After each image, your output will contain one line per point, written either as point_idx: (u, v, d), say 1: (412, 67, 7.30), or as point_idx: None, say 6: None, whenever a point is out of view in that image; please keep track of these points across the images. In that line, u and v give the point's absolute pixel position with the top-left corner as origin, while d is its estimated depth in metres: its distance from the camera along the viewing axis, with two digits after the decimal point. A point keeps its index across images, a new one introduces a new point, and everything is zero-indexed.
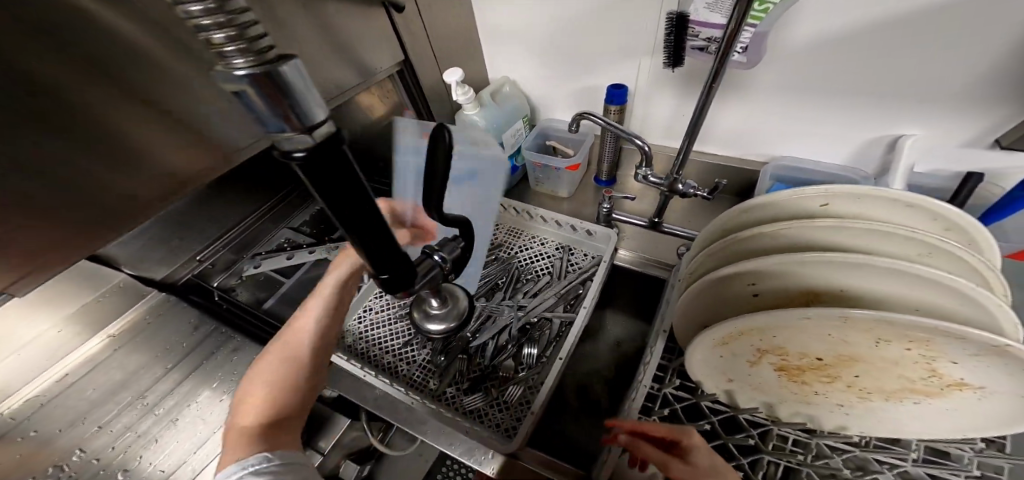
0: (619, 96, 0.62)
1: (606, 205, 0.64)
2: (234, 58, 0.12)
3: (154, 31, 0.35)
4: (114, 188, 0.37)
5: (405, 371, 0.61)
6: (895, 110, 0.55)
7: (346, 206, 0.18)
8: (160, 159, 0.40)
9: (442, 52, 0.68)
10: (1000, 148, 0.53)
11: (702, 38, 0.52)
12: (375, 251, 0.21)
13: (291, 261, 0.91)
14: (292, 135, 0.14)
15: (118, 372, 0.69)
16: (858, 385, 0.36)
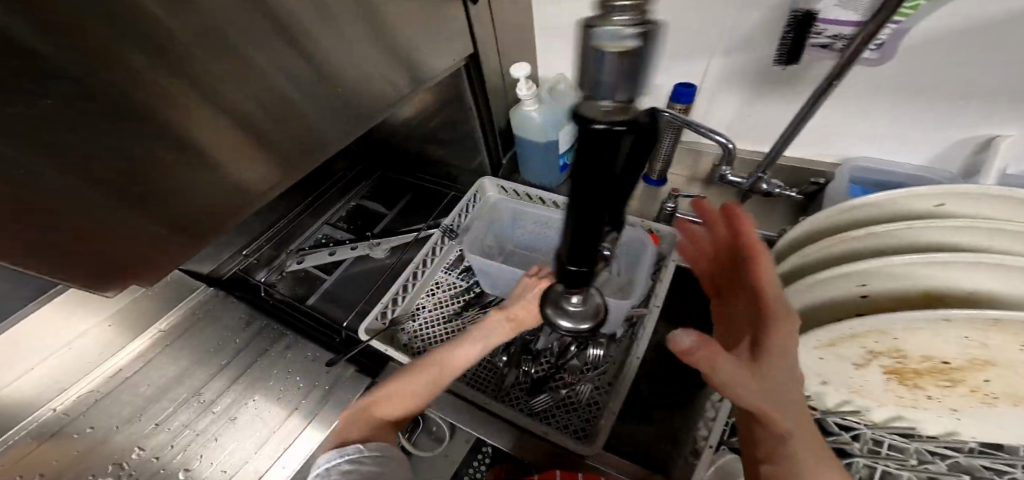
0: (687, 95, 0.60)
1: (670, 204, 0.64)
2: (616, 10, 0.12)
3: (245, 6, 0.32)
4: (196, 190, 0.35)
5: (468, 370, 0.62)
6: (986, 110, 0.56)
7: (594, 192, 0.17)
8: (232, 159, 0.37)
9: (503, 45, 0.69)
10: None
11: (827, 35, 0.50)
12: (582, 241, 0.21)
13: (335, 257, 0.94)
14: (610, 104, 0.14)
15: (170, 368, 0.67)
16: (984, 389, 0.36)
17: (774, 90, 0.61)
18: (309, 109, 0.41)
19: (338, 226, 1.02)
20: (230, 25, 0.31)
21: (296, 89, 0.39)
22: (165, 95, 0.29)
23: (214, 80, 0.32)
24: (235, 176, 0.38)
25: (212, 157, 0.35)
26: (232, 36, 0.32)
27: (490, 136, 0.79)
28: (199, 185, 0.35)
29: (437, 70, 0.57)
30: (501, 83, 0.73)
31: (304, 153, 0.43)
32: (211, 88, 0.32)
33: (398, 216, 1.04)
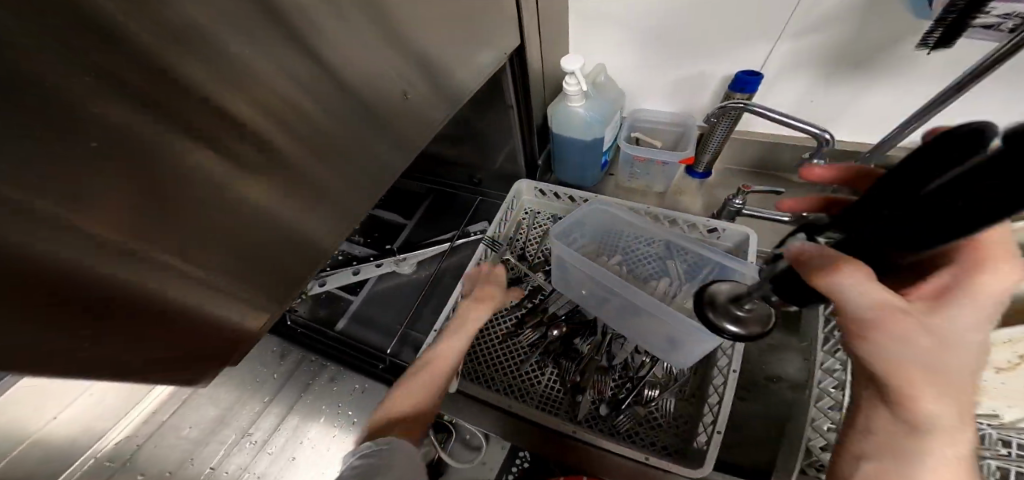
0: (751, 84, 0.56)
1: (739, 200, 0.60)
2: None
3: (278, 24, 0.25)
4: (258, 252, 0.31)
5: (537, 391, 0.61)
6: None
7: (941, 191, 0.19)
8: (290, 214, 0.33)
9: (543, 34, 0.62)
10: None
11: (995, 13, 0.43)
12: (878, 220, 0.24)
13: (359, 277, 0.86)
14: None
15: (212, 409, 0.71)
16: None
17: (843, 70, 0.58)
18: (353, 133, 0.36)
19: (356, 240, 0.95)
20: (263, 51, 0.25)
21: (337, 117, 0.33)
22: (210, 153, 0.24)
23: (254, 123, 0.27)
24: (295, 232, 0.34)
25: (269, 210, 0.30)
26: (267, 63, 0.26)
27: (527, 135, 0.74)
28: (258, 242, 0.31)
29: (481, 69, 0.52)
30: (540, 79, 0.67)
31: (354, 184, 0.39)
32: (255, 133, 0.27)
33: (420, 225, 0.97)
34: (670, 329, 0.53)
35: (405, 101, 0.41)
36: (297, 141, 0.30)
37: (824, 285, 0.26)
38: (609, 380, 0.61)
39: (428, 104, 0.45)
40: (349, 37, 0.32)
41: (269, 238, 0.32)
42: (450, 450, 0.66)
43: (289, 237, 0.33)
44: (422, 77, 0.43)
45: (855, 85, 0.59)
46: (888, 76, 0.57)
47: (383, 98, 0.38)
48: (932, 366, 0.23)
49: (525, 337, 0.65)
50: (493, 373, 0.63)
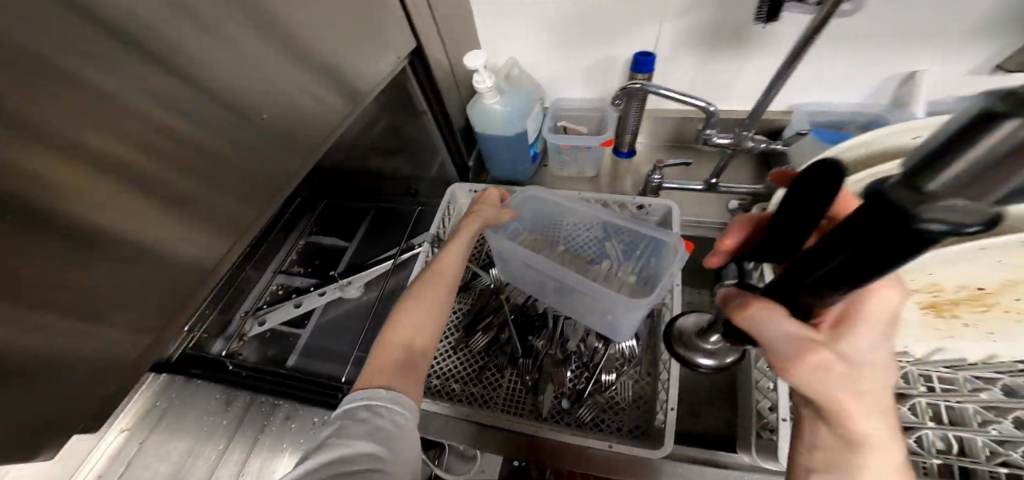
0: (648, 64, 0.58)
1: (657, 175, 0.63)
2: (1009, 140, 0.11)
3: (87, 45, 0.23)
4: (110, 298, 0.28)
5: (499, 395, 0.61)
6: (917, 53, 0.59)
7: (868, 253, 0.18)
8: (150, 249, 0.30)
9: (446, 34, 0.61)
10: (1001, 72, 0.59)
11: None
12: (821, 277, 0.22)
13: (303, 308, 0.84)
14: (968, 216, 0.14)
15: (162, 464, 0.66)
16: (1019, 308, 0.38)
17: (724, 50, 0.62)
18: (221, 157, 0.33)
19: (295, 271, 0.91)
20: (58, 79, 0.22)
21: (195, 142, 0.30)
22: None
23: (61, 163, 0.23)
24: (161, 268, 0.31)
25: (124, 246, 0.28)
26: (65, 92, 0.22)
27: (450, 137, 0.73)
28: (97, 293, 0.27)
29: (379, 75, 0.50)
30: (452, 81, 0.66)
31: (234, 212, 0.35)
32: (81, 167, 0.24)
33: (363, 245, 0.94)
34: (605, 308, 0.55)
35: (259, 121, 0.35)
36: (122, 180, 0.26)
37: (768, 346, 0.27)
38: (569, 372, 0.62)
39: (320, 121, 0.43)
40: (196, 55, 0.29)
41: (109, 290, 0.28)
42: (447, 463, 0.66)
43: (151, 274, 0.30)
44: (313, 97, 0.41)
45: (740, 59, 0.63)
46: (762, 49, 0.61)
47: (250, 118, 0.34)
48: (863, 391, 0.25)
49: (478, 345, 0.65)
50: (452, 384, 0.61)
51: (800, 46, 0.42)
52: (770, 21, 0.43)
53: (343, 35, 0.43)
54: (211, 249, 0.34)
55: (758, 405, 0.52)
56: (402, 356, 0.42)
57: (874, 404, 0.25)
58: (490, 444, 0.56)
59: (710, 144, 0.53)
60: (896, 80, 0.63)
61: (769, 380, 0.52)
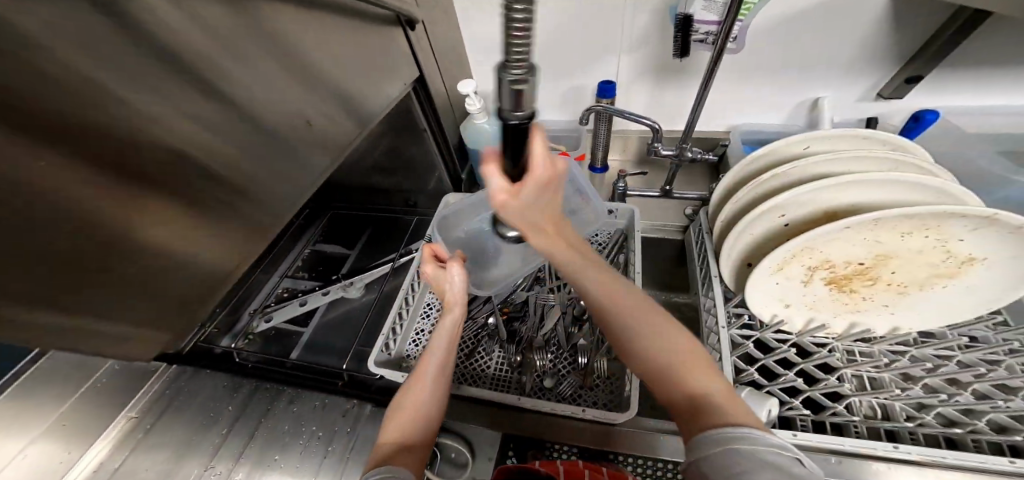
0: (610, 90, 0.71)
1: (621, 184, 0.76)
2: (518, 73, 0.22)
3: (183, 44, 0.31)
4: (151, 251, 0.34)
5: (487, 376, 0.64)
6: (809, 82, 0.77)
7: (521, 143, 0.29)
8: (193, 213, 0.36)
9: (444, 65, 0.74)
10: (883, 98, 0.76)
11: (701, 33, 0.65)
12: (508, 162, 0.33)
13: (307, 306, 0.91)
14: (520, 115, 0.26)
15: (167, 448, 0.69)
16: (896, 280, 0.45)
17: (669, 80, 0.77)
18: (254, 146, 0.40)
19: (299, 276, 0.98)
20: (153, 68, 0.30)
21: (236, 131, 0.38)
22: (99, 157, 0.28)
23: (159, 132, 0.31)
24: (201, 231, 0.38)
25: (175, 205, 0.34)
26: (151, 77, 0.30)
27: (446, 153, 0.83)
28: (149, 241, 0.33)
29: (388, 94, 0.61)
30: (448, 103, 0.78)
31: (256, 192, 0.42)
32: (156, 137, 0.31)
33: (363, 253, 1.02)
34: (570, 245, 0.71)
35: (305, 127, 0.46)
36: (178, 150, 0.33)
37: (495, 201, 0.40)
38: (549, 352, 0.64)
39: (340, 130, 0.53)
40: (255, 69, 0.39)
41: (176, 236, 0.35)
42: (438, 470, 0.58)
43: (195, 233, 0.37)
44: (334, 110, 0.51)
45: (680, 85, 0.78)
46: (698, 77, 0.75)
47: (296, 123, 0.45)
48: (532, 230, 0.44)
49: (467, 333, 0.69)
50: None
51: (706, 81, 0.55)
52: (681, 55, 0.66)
53: (363, 64, 0.54)
54: (235, 219, 0.41)
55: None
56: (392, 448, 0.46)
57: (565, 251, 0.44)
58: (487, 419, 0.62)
59: (658, 155, 0.67)
60: (806, 105, 0.81)
61: (718, 351, 0.51)
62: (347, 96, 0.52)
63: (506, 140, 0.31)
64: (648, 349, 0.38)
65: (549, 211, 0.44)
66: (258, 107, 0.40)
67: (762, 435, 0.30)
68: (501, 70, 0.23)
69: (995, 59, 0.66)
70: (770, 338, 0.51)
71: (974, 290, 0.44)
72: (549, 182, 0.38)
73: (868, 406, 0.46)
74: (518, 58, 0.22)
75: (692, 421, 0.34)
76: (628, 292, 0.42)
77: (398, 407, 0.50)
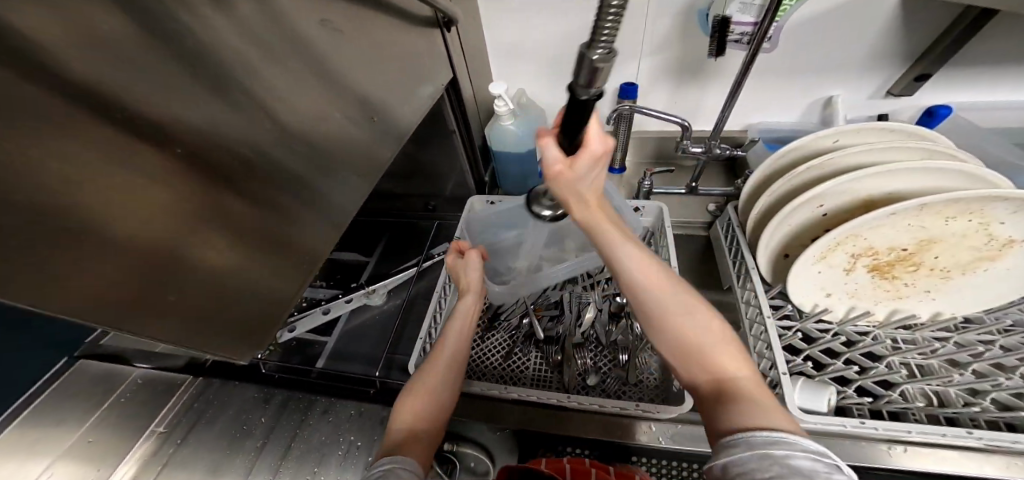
0: (631, 91, 0.76)
1: (648, 181, 0.76)
2: (598, 52, 0.24)
3: (244, 41, 0.32)
4: (219, 254, 0.33)
5: (527, 376, 0.63)
6: (823, 82, 0.80)
7: (583, 109, 0.31)
8: (252, 214, 0.35)
9: (470, 69, 0.76)
10: (893, 95, 0.79)
11: (736, 34, 0.67)
12: (567, 129, 0.35)
13: (330, 315, 0.88)
14: (590, 88, 0.28)
15: (199, 465, 0.67)
16: (939, 265, 0.46)
17: (689, 82, 0.79)
18: (307, 146, 0.40)
19: (318, 284, 0.96)
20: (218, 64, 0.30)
21: (291, 130, 0.38)
22: (176, 153, 0.28)
23: (219, 130, 0.31)
24: (261, 234, 0.36)
25: (238, 208, 0.34)
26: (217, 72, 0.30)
27: (470, 155, 0.84)
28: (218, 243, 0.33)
29: (423, 96, 0.61)
30: (474, 105, 0.79)
31: (310, 194, 0.42)
32: (216, 133, 0.31)
33: (382, 260, 1.01)
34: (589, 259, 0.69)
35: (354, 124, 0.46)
36: (237, 148, 0.33)
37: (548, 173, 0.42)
38: (590, 349, 0.63)
39: (383, 133, 0.53)
40: (311, 69, 0.39)
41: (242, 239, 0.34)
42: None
43: (256, 235, 0.36)
44: (378, 114, 0.51)
45: (699, 86, 0.80)
46: (721, 77, 0.77)
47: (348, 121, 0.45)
48: (581, 202, 0.44)
49: (503, 336, 0.67)
50: (484, 369, 0.64)
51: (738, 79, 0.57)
52: (718, 54, 0.67)
53: (403, 66, 0.55)
54: (293, 222, 0.40)
55: (758, 368, 0.51)
56: (403, 436, 0.44)
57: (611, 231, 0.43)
58: (532, 422, 0.60)
59: (686, 152, 0.68)
60: (819, 103, 0.84)
61: (763, 341, 0.51)
62: (389, 99, 0.53)
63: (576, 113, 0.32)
64: (674, 327, 0.39)
65: (596, 188, 0.45)
66: (309, 108, 0.40)
67: (798, 441, 0.29)
68: (584, 45, 0.24)
69: (996, 59, 0.70)
70: (811, 328, 0.52)
71: (1015, 276, 0.45)
72: (601, 158, 0.41)
73: (920, 394, 0.46)
74: (606, 35, 0.23)
75: (725, 411, 0.33)
76: (669, 275, 0.41)
77: (408, 392, 0.49)
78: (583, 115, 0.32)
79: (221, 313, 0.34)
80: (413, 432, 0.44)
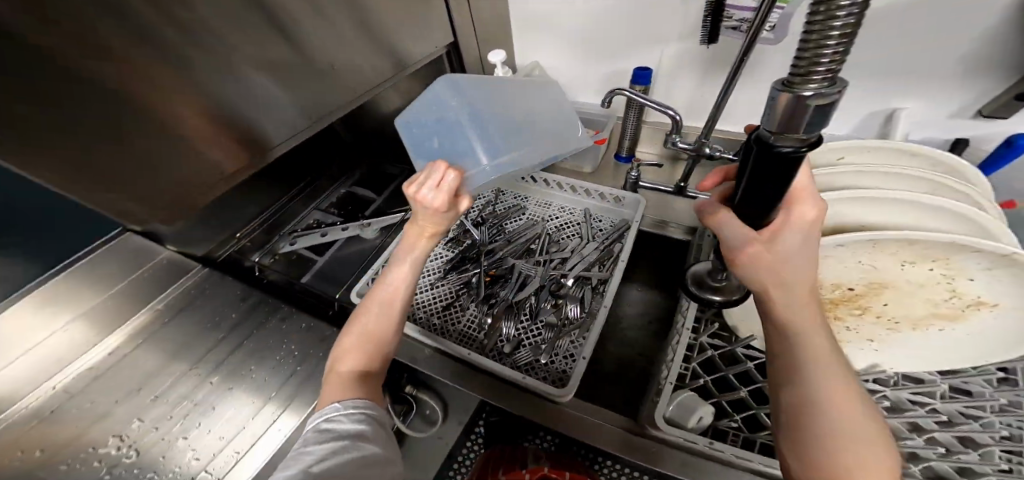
0: (644, 77, 0.70)
1: (635, 172, 0.72)
2: (810, 90, 0.20)
3: None
4: (169, 123, 0.35)
5: (454, 329, 0.64)
6: (886, 92, 0.69)
7: (781, 160, 0.25)
8: (211, 96, 0.38)
9: (483, 32, 0.78)
10: (982, 117, 0.65)
11: (735, 19, 0.59)
12: (763, 183, 0.27)
13: (327, 238, 0.90)
14: (795, 133, 0.23)
15: (174, 343, 0.67)
16: (888, 314, 0.43)
17: (719, 72, 0.72)
18: (283, 52, 0.43)
19: (329, 211, 1.00)
20: None
21: (268, 36, 0.41)
22: (143, 25, 0.31)
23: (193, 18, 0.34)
24: (216, 116, 0.39)
25: (197, 87, 0.36)
26: None
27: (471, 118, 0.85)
28: (172, 115, 0.35)
29: (420, 55, 0.64)
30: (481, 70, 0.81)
31: (279, 97, 0.44)
32: (191, 18, 0.34)
33: (389, 199, 1.04)
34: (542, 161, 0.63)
35: (331, 58, 0.48)
36: (210, 37, 0.36)
37: (733, 255, 0.33)
38: (520, 320, 0.63)
39: (369, 73, 0.55)
40: None
41: (199, 121, 0.38)
42: (410, 423, 0.63)
43: (212, 115, 0.38)
44: (366, 49, 0.53)
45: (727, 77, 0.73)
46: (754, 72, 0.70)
47: (323, 65, 0.48)
48: (784, 281, 0.31)
49: (446, 285, 0.69)
50: (420, 311, 0.65)
51: (733, 77, 0.52)
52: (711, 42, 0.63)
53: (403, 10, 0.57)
54: (254, 116, 0.42)
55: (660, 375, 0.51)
56: (354, 377, 0.46)
57: (805, 313, 0.31)
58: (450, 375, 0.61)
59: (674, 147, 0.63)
60: (880, 116, 0.72)
61: (673, 351, 0.52)
62: (382, 40, 0.56)
63: (764, 170, 0.26)
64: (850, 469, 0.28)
65: (811, 274, 0.31)
66: (292, 19, 0.42)
67: None
68: (792, 85, 0.21)
69: None
70: (739, 352, 0.52)
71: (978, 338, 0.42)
72: (813, 224, 0.30)
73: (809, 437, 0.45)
74: (821, 69, 0.19)
75: None
76: (854, 392, 0.30)
77: (352, 328, 0.49)
78: (784, 168, 0.25)
79: (175, 184, 0.38)
80: (360, 373, 0.46)
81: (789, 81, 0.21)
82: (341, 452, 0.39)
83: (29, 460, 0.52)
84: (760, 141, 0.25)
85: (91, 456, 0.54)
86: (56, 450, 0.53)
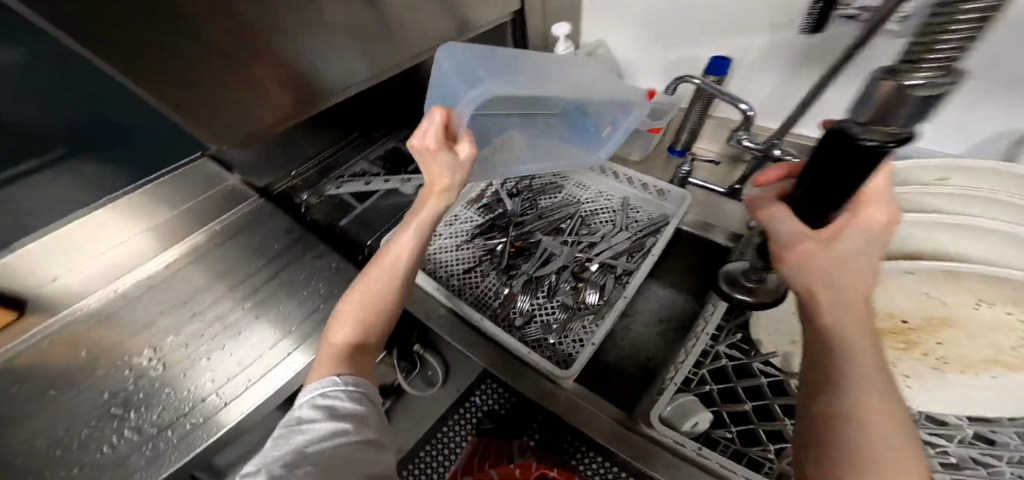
0: (721, 67, 0.62)
1: (686, 167, 0.68)
2: (921, 83, 0.17)
3: None
4: None
5: (471, 292, 0.65)
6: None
7: (865, 156, 0.23)
8: None
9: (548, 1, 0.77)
10: None
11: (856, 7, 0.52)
12: (837, 178, 0.26)
13: (369, 187, 0.88)
14: (888, 127, 0.20)
15: (217, 265, 0.71)
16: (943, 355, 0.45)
17: (812, 68, 0.64)
18: None
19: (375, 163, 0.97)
20: None
21: None
22: None
23: None
24: None
25: None
26: None
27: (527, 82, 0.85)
28: None
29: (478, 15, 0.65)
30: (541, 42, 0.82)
31: None
32: None
33: None
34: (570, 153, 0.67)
35: None
36: None
37: (783, 253, 0.31)
38: (536, 296, 0.63)
39: None
40: None
41: None
42: (412, 380, 0.73)
43: None
44: None
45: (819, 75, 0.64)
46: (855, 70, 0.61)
47: None
48: (838, 288, 0.29)
49: (470, 249, 0.69)
50: (442, 269, 0.67)
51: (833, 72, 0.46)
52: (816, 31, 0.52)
53: None
54: None
55: (665, 375, 0.51)
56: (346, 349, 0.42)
57: (853, 327, 0.28)
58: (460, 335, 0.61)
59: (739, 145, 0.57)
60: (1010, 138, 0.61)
61: (685, 353, 0.52)
62: None
63: (839, 162, 0.25)
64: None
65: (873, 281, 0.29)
66: None
67: None
68: (898, 73, 0.18)
69: None
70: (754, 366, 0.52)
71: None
72: (883, 228, 0.30)
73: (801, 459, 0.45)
74: (936, 56, 0.17)
75: None
76: (897, 420, 0.25)
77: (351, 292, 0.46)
78: (862, 165, 0.24)
79: None
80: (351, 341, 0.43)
81: (892, 69, 0.18)
82: (339, 436, 0.35)
83: (75, 360, 0.59)
84: (836, 134, 0.24)
85: (125, 364, 0.58)
86: (104, 352, 0.60)
